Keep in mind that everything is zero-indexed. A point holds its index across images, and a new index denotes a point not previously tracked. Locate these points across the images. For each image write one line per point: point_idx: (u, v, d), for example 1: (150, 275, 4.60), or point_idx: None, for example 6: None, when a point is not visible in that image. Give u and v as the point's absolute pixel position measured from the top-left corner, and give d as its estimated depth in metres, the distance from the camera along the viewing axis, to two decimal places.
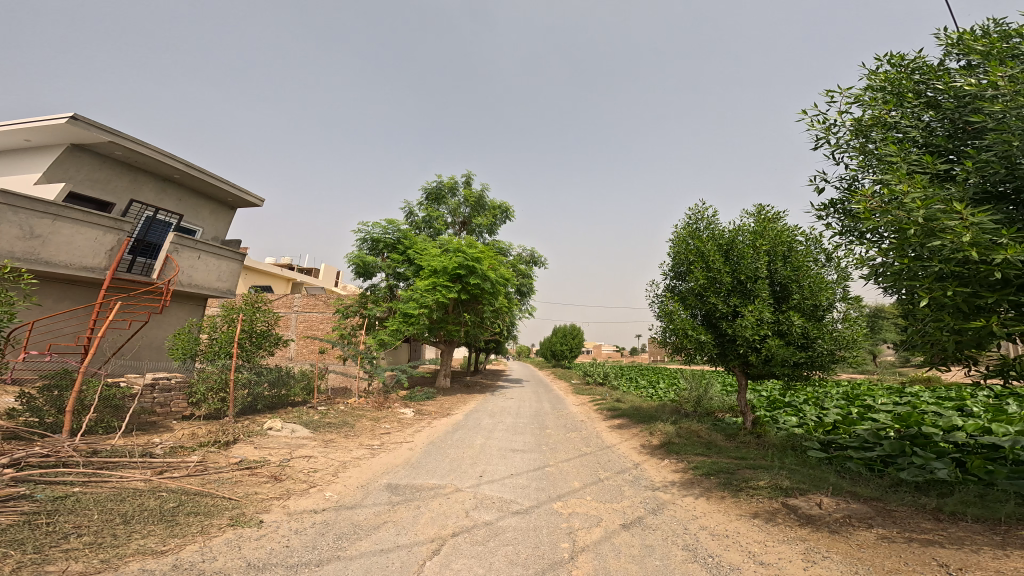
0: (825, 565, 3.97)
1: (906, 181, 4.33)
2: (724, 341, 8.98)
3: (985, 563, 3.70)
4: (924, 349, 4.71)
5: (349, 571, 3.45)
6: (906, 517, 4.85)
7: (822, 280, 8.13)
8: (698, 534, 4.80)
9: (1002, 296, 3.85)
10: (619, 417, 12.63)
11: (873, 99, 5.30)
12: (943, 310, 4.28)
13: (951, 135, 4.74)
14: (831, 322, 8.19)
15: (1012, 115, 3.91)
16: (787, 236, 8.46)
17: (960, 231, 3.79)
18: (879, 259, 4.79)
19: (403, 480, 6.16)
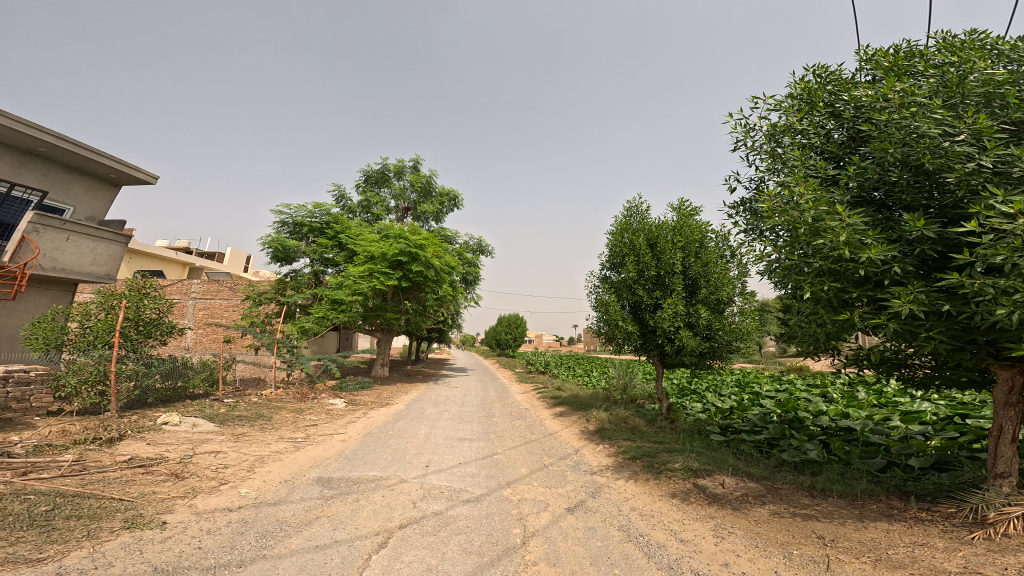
0: (732, 540, 4.31)
1: (802, 183, 4.68)
2: (647, 332, 9.42)
3: (851, 534, 4.19)
4: (800, 340, 5.19)
5: (280, 570, 3.35)
6: (790, 493, 5.37)
7: (725, 276, 8.77)
8: (630, 514, 5.06)
9: (863, 292, 4.35)
10: (560, 404, 13.00)
11: (789, 106, 5.59)
12: (817, 304, 4.76)
13: (845, 144, 5.17)
14: (730, 315, 8.81)
15: (894, 128, 4.33)
16: (700, 232, 9.02)
17: (839, 232, 4.21)
18: (774, 255, 5.18)
19: (337, 473, 6.02)
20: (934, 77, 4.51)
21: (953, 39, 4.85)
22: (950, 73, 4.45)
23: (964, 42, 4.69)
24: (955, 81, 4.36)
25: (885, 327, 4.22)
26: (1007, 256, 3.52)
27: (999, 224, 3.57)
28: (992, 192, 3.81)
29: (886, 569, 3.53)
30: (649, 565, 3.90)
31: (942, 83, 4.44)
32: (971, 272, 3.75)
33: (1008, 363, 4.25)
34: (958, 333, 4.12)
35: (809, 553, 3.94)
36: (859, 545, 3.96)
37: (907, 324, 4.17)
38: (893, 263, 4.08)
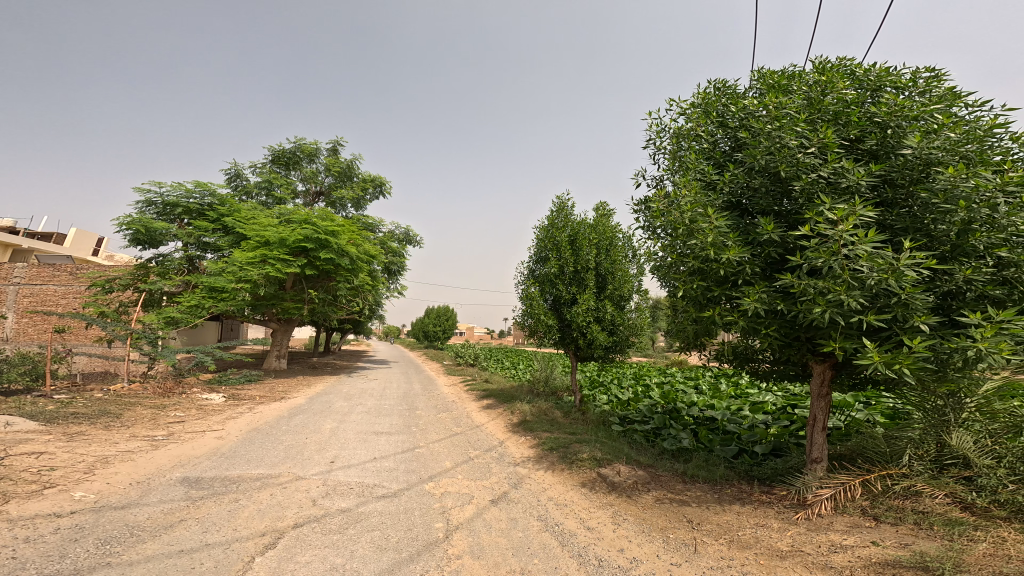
0: (626, 526, 4.66)
1: (686, 187, 5.17)
2: (564, 327, 9.72)
3: (712, 517, 4.76)
4: (677, 334, 5.78)
5: None
6: (668, 479, 5.90)
7: (626, 274, 9.39)
8: (548, 504, 5.24)
9: (722, 291, 4.94)
10: (488, 397, 13.07)
11: (691, 111, 5.96)
12: (689, 301, 5.38)
13: (728, 152, 5.67)
14: (628, 311, 9.46)
15: (764, 139, 4.87)
16: (611, 232, 9.53)
17: (708, 234, 4.78)
18: (660, 254, 5.68)
19: (207, 472, 5.55)
20: (804, 95, 5.05)
21: (826, 60, 5.40)
22: (815, 93, 5.01)
23: (833, 66, 5.25)
24: (818, 101, 4.93)
25: (736, 323, 4.83)
26: (826, 259, 4.12)
27: (824, 231, 4.19)
28: (825, 201, 4.43)
29: (737, 549, 4.08)
30: (562, 553, 4.07)
31: (810, 100, 4.98)
32: (800, 273, 4.36)
33: (820, 358, 4.98)
34: (788, 331, 4.80)
35: (682, 537, 4.38)
36: (717, 527, 4.53)
37: (752, 322, 4.78)
38: (745, 264, 4.68)
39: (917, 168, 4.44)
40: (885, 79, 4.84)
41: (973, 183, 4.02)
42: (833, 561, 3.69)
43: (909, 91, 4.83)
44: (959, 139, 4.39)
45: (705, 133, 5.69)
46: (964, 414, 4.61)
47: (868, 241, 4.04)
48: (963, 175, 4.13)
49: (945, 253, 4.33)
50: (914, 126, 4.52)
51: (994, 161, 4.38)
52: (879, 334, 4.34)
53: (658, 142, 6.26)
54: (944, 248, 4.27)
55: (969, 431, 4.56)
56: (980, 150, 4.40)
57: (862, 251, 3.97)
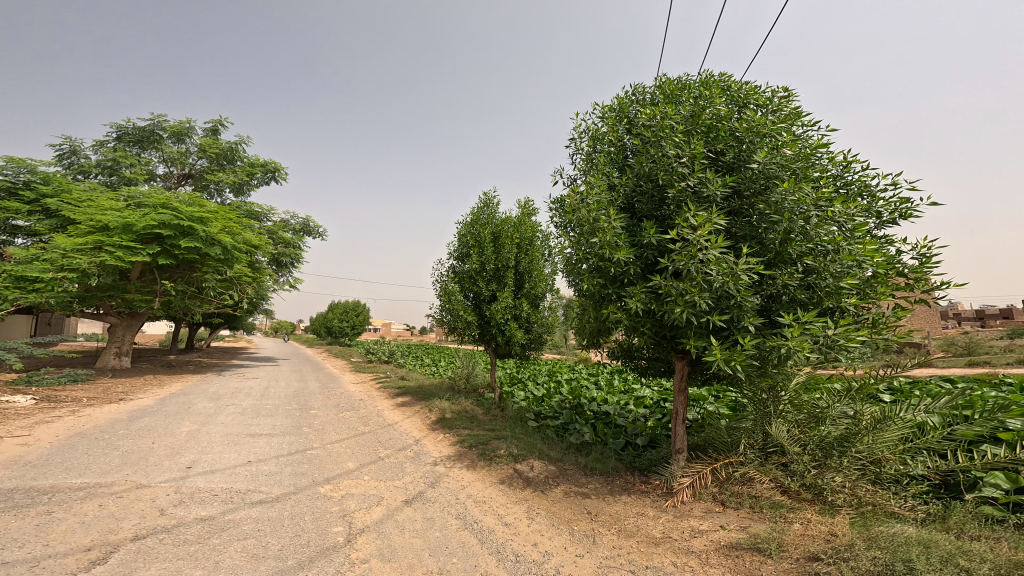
0: (538, 521, 4.77)
1: (598, 188, 5.43)
2: (485, 324, 9.73)
3: (607, 507, 5.09)
4: (580, 330, 6.09)
5: None
6: (574, 473, 6.15)
7: (542, 272, 9.70)
8: (466, 502, 5.19)
9: (614, 289, 5.29)
10: (402, 394, 12.64)
11: (606, 114, 6.25)
12: (588, 299, 5.72)
13: (631, 157, 6.01)
14: (544, 308, 9.76)
15: (654, 149, 5.32)
16: (532, 231, 9.72)
17: (607, 232, 5.09)
18: (568, 252, 5.93)
19: (10, 484, 4.69)
20: (688, 106, 5.50)
21: (712, 73, 5.89)
22: (698, 105, 5.44)
23: (715, 80, 5.74)
24: (700, 114, 5.37)
25: (622, 320, 5.21)
26: (687, 261, 4.61)
27: (687, 235, 4.70)
28: (690, 208, 4.90)
29: (624, 538, 4.40)
30: (481, 551, 4.04)
31: (693, 113, 5.42)
32: (669, 276, 4.80)
33: (679, 354, 5.47)
34: (659, 330, 5.24)
35: (583, 529, 4.60)
36: (610, 517, 4.84)
37: (634, 320, 5.17)
38: (630, 265, 5.09)
39: (762, 180, 5.06)
40: (749, 97, 5.44)
41: (796, 197, 4.73)
42: (694, 545, 4.16)
43: (764, 109, 5.46)
44: (794, 155, 5.09)
45: (615, 136, 6.00)
46: (780, 405, 5.24)
47: (718, 247, 4.58)
48: (796, 189, 4.79)
49: (770, 259, 4.97)
50: (762, 142, 5.11)
51: (813, 176, 5.14)
52: (720, 332, 4.90)
53: (579, 141, 6.46)
54: (769, 254, 4.91)
55: (784, 420, 5.21)
56: (805, 166, 5.15)
57: (712, 256, 4.50)
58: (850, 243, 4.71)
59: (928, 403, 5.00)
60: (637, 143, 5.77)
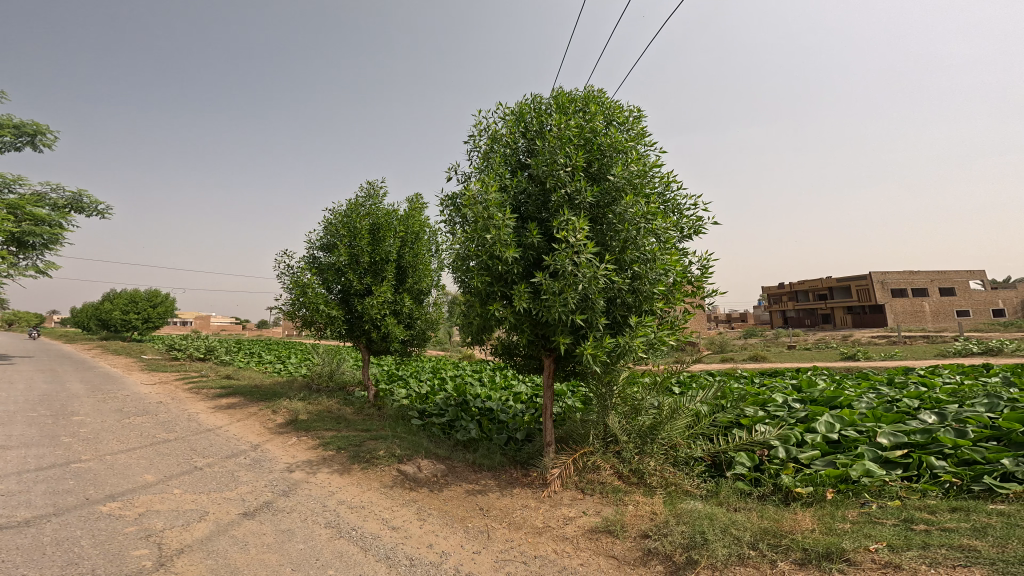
0: (432, 521, 4.64)
1: (491, 187, 5.47)
2: (354, 318, 9.20)
3: (497, 502, 5.17)
4: (465, 328, 6.07)
5: None
6: (464, 471, 6.11)
7: (428, 268, 9.45)
8: (337, 509, 4.80)
9: (498, 288, 5.42)
10: (230, 395, 11.24)
11: (506, 115, 6.32)
12: (474, 296, 5.70)
13: (523, 161, 6.20)
14: (428, 304, 9.58)
15: (546, 153, 5.59)
16: (420, 226, 9.42)
17: (499, 229, 5.19)
18: (454, 249, 5.87)
19: None
20: (576, 118, 5.87)
21: (595, 90, 6.36)
22: (581, 120, 5.84)
23: (597, 97, 6.21)
24: (583, 127, 5.78)
25: (506, 318, 5.38)
26: (563, 262, 4.94)
27: (568, 237, 5.05)
28: (566, 213, 5.27)
29: (513, 530, 4.52)
30: (367, 559, 3.79)
31: (578, 124, 5.82)
32: (548, 274, 5.08)
33: (548, 352, 5.79)
34: (537, 327, 5.50)
35: (477, 526, 4.60)
36: (502, 512, 4.92)
37: (517, 317, 5.37)
38: (514, 263, 5.27)
39: (613, 192, 5.62)
40: (617, 116, 5.99)
41: (632, 211, 5.41)
42: (567, 532, 4.44)
43: (623, 127, 6.08)
44: (637, 172, 5.74)
45: (511, 138, 6.11)
46: (613, 399, 5.85)
47: (589, 251, 5.01)
48: (633, 204, 5.49)
49: (618, 263, 5.50)
50: (618, 157, 5.70)
51: (648, 192, 5.81)
52: (580, 331, 5.31)
53: (477, 140, 6.44)
54: (613, 259, 5.45)
55: (616, 412, 5.84)
56: (645, 184, 5.83)
57: (584, 259, 4.92)
58: (661, 251, 5.47)
59: (701, 394, 6.08)
60: (533, 145, 5.98)
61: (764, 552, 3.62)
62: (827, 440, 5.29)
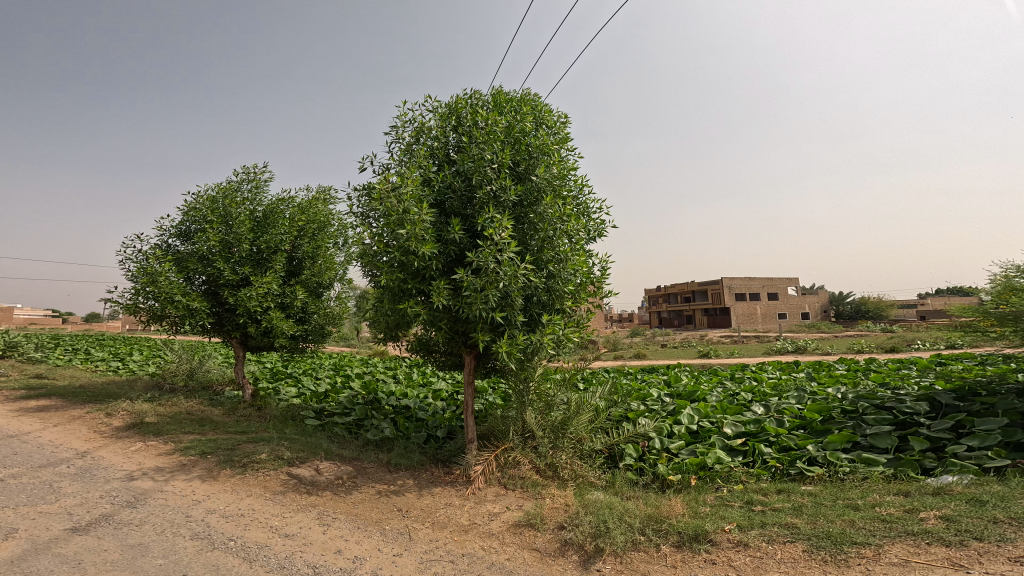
0: (336, 525, 4.42)
1: (411, 179, 5.35)
2: (223, 312, 8.46)
3: (417, 502, 5.06)
4: (376, 325, 5.86)
5: None
6: (374, 471, 5.89)
7: (331, 261, 8.99)
8: (205, 519, 4.39)
9: (414, 284, 5.30)
10: (45, 398, 9.67)
11: (437, 107, 6.17)
12: (386, 292, 5.50)
13: (451, 156, 6.08)
14: (327, 300, 9.07)
15: (474, 150, 5.61)
16: (324, 217, 8.92)
17: (415, 224, 5.07)
18: (364, 241, 5.63)
19: None
20: (506, 118, 5.90)
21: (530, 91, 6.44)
22: (513, 120, 5.92)
23: (531, 98, 6.30)
24: (513, 127, 5.86)
25: (420, 315, 5.29)
26: (486, 259, 4.98)
27: (494, 235, 5.10)
28: (490, 211, 5.32)
29: (439, 530, 4.47)
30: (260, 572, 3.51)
31: (509, 125, 5.89)
32: (469, 271, 5.09)
33: (468, 348, 5.80)
34: (455, 324, 5.49)
35: (397, 527, 4.49)
36: (422, 512, 4.83)
37: (433, 314, 5.30)
38: (434, 259, 5.22)
39: (535, 193, 5.78)
40: (546, 120, 6.12)
41: (551, 212, 5.64)
42: (493, 528, 4.48)
43: (550, 131, 6.25)
44: (557, 174, 5.97)
45: (440, 131, 5.97)
46: (529, 396, 6.02)
47: (511, 250, 5.12)
48: (552, 205, 5.72)
49: (538, 262, 5.66)
50: (544, 160, 5.87)
51: (567, 196, 6.08)
52: (499, 328, 5.39)
53: (401, 131, 6.25)
54: (533, 258, 5.62)
55: (532, 409, 5.99)
56: (563, 186, 6.05)
57: (506, 258, 5.00)
58: (573, 252, 5.79)
59: (599, 391, 6.52)
60: (462, 140, 5.89)
61: (651, 537, 3.97)
62: (688, 430, 5.95)
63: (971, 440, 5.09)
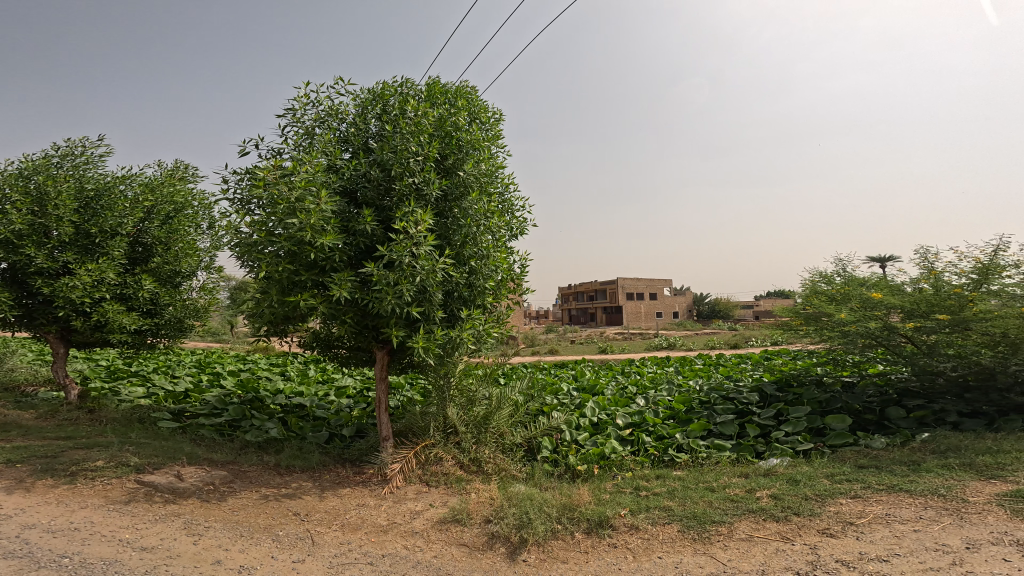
0: (211, 535, 4.05)
1: (309, 166, 5.05)
2: (36, 303, 7.29)
3: (320, 505, 4.78)
4: (255, 319, 5.40)
5: None
6: (257, 475, 5.46)
7: (191, 247, 8.09)
8: (26, 537, 3.81)
9: (309, 276, 4.99)
10: None
11: (358, 93, 5.83)
12: (272, 283, 5.10)
13: (367, 144, 5.79)
14: (186, 290, 8.22)
15: (397, 139, 5.35)
16: (181, 197, 7.96)
17: (310, 213, 4.78)
18: (243, 229, 5.20)
19: None
20: (438, 110, 5.75)
21: (468, 84, 6.36)
22: (445, 112, 5.76)
23: (467, 91, 6.19)
24: (444, 120, 5.71)
25: (317, 308, 4.99)
26: (400, 254, 4.83)
27: (408, 228, 4.94)
28: (410, 204, 5.17)
29: (350, 532, 4.28)
30: None
31: (440, 117, 5.72)
32: (380, 265, 4.90)
33: (380, 344, 5.62)
34: (360, 318, 5.29)
35: (297, 531, 4.23)
36: (326, 515, 4.58)
37: (331, 308, 5.03)
38: (337, 251, 4.96)
39: (461, 188, 5.71)
40: (480, 116, 6.11)
41: (478, 208, 5.61)
42: (416, 526, 4.37)
43: (483, 126, 6.24)
44: (485, 170, 5.95)
45: (358, 117, 5.68)
46: (451, 391, 5.96)
47: (428, 244, 5.01)
48: (477, 201, 5.71)
49: (459, 258, 5.60)
50: (474, 155, 5.81)
51: (494, 192, 6.13)
52: (416, 323, 5.27)
53: (298, 113, 5.85)
54: (455, 253, 5.55)
55: (454, 404, 5.95)
56: (490, 183, 6.04)
57: (423, 252, 4.88)
58: (495, 248, 5.82)
59: (518, 385, 6.62)
60: (384, 129, 5.60)
61: (566, 524, 4.12)
62: (591, 421, 6.31)
63: (787, 426, 6.00)
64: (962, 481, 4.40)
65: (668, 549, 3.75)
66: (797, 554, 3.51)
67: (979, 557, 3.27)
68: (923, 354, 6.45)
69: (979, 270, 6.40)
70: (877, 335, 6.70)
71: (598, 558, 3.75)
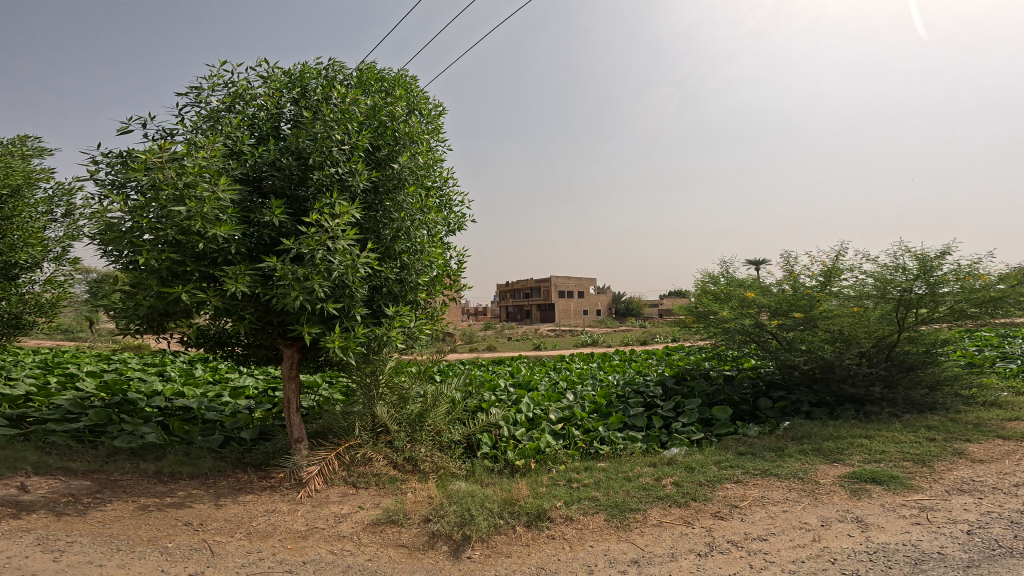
0: (78, 551, 3.62)
1: (205, 151, 4.68)
2: None
3: (217, 513, 4.45)
4: (119, 316, 4.86)
5: None
6: (132, 484, 4.98)
7: (36, 234, 7.12)
8: None
9: (195, 268, 4.59)
10: None
11: (274, 76, 5.46)
12: (144, 274, 4.63)
13: (280, 130, 5.45)
14: (26, 284, 7.28)
15: (318, 127, 5.05)
16: (24, 177, 7.04)
17: (202, 202, 4.42)
18: (114, 215, 4.73)
19: None
20: (371, 99, 5.53)
21: (406, 74, 6.18)
22: (380, 102, 5.57)
23: (406, 82, 6.00)
24: (379, 110, 5.52)
25: (205, 302, 4.64)
26: (311, 249, 4.59)
27: (323, 221, 4.72)
28: (332, 196, 4.95)
29: (259, 540, 4.01)
30: None
31: (373, 106, 5.50)
32: (287, 258, 4.62)
33: (289, 341, 5.39)
34: (262, 313, 4.98)
35: (195, 542, 3.91)
36: (226, 524, 4.26)
37: (224, 303, 4.69)
38: (232, 243, 4.64)
39: (394, 181, 5.53)
40: (419, 108, 5.98)
41: (412, 203, 5.50)
42: (342, 529, 4.21)
43: (422, 118, 6.14)
44: (422, 163, 5.85)
45: (272, 100, 5.35)
46: (380, 388, 5.75)
47: (347, 239, 4.81)
48: (412, 195, 5.60)
49: (382, 253, 5.43)
50: (410, 148, 5.68)
51: (429, 186, 6.04)
52: (333, 320, 5.05)
53: (203, 94, 5.45)
54: (381, 248, 5.38)
55: (383, 402, 5.74)
56: (426, 175, 5.96)
57: (340, 246, 4.68)
58: (429, 244, 5.73)
59: (454, 382, 6.55)
60: (301, 114, 5.29)
61: (508, 519, 4.16)
62: (526, 416, 6.39)
63: (683, 417, 6.45)
64: (814, 464, 4.98)
65: (597, 538, 3.89)
66: (697, 537, 3.79)
67: (831, 533, 3.70)
68: (784, 350, 7.21)
69: (825, 272, 7.26)
70: (751, 332, 7.39)
71: (541, 550, 3.82)
